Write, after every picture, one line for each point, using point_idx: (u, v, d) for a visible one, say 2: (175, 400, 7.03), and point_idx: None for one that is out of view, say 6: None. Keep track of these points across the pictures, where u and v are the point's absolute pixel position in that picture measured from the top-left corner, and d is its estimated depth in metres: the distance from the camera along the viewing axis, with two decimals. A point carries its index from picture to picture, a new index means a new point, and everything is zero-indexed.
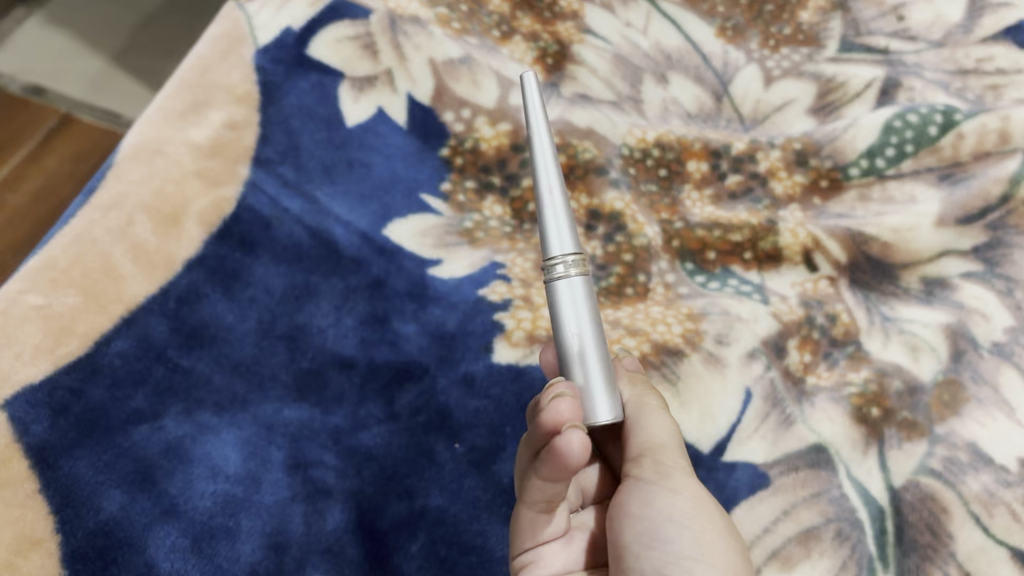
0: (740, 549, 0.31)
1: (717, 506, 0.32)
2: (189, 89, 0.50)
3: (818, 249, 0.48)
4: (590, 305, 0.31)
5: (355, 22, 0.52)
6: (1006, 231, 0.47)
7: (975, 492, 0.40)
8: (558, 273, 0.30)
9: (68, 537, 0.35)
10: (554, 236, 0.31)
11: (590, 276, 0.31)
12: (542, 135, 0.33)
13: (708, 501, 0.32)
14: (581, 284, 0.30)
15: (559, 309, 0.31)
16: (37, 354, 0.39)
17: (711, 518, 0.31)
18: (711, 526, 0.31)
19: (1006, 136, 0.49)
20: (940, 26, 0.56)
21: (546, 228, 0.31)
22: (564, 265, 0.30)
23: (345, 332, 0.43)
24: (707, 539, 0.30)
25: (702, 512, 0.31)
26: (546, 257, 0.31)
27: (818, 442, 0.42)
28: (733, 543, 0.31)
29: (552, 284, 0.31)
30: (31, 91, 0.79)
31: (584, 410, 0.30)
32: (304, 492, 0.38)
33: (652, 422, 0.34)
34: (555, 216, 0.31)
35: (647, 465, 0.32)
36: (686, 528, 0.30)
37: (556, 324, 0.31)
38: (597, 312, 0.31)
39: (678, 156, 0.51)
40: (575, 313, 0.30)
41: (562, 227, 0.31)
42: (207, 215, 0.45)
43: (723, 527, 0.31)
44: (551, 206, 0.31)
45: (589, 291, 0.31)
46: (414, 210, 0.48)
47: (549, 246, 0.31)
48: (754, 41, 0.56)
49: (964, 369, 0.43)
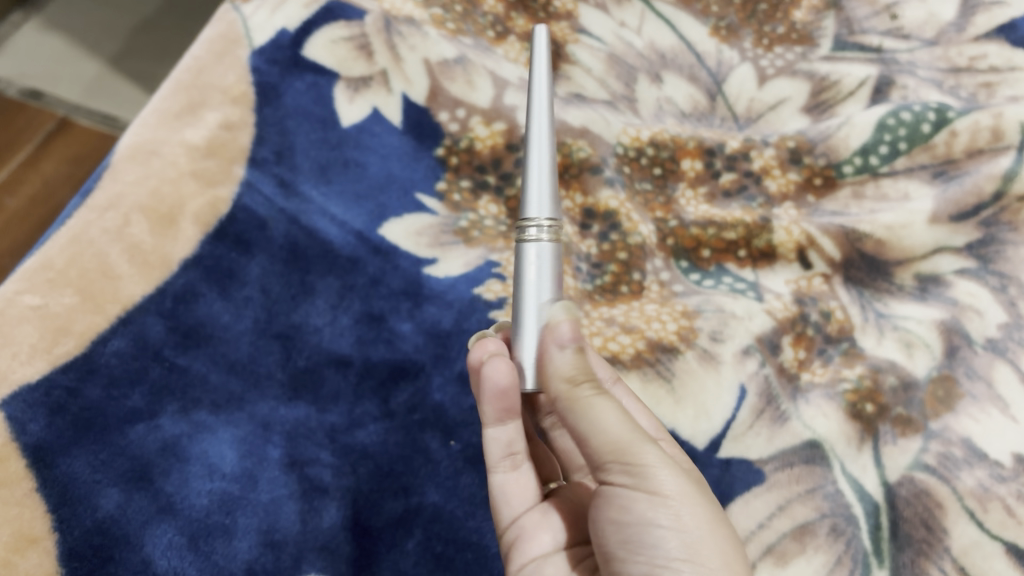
0: (733, 529, 0.30)
1: (701, 489, 0.30)
2: (185, 91, 0.50)
3: (812, 246, 0.48)
4: (553, 274, 0.33)
5: (350, 23, 0.53)
6: (1000, 228, 0.47)
7: (969, 487, 0.40)
8: (530, 238, 0.33)
9: (65, 535, 0.35)
10: (535, 200, 0.34)
11: (559, 246, 0.34)
12: (542, 113, 0.37)
13: (692, 490, 0.30)
14: (550, 250, 0.33)
15: (527, 268, 0.33)
16: (33, 353, 0.39)
17: (696, 512, 0.30)
18: (696, 520, 0.29)
19: (999, 133, 0.49)
20: (933, 24, 0.56)
21: (528, 191, 0.35)
22: (538, 229, 0.34)
23: (341, 331, 0.43)
24: (692, 535, 0.29)
25: (683, 507, 0.29)
26: (523, 219, 0.34)
27: (813, 439, 0.42)
28: (721, 529, 0.30)
29: (523, 245, 0.34)
30: (29, 95, 0.79)
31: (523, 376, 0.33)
32: (300, 490, 0.39)
33: (601, 416, 0.30)
34: (537, 184, 0.34)
35: (617, 469, 0.30)
36: (670, 531, 0.29)
37: (521, 283, 0.33)
38: (559, 282, 0.34)
39: (672, 155, 0.51)
40: (538, 277, 0.33)
41: (544, 194, 0.34)
42: (203, 215, 0.45)
43: (710, 514, 0.30)
44: (537, 173, 0.35)
45: (557, 258, 0.34)
46: (410, 210, 0.48)
47: (527, 208, 0.34)
48: (748, 40, 0.57)
49: (957, 365, 0.44)
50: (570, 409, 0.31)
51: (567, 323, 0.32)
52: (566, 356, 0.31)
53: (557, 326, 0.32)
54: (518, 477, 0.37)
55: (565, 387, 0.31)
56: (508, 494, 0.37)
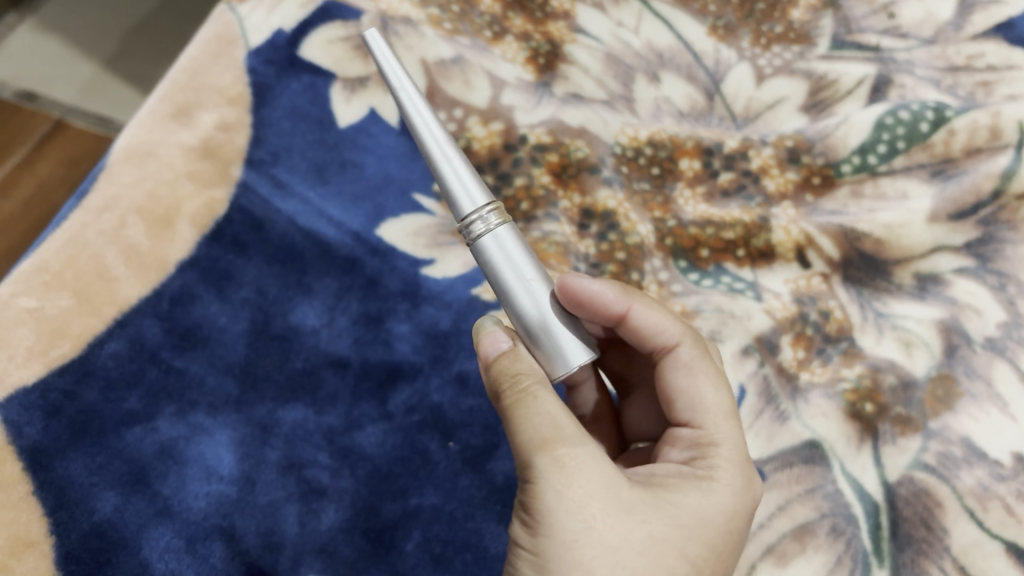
0: (608, 556, 0.27)
1: (578, 510, 0.27)
2: (181, 91, 0.50)
3: (811, 246, 0.48)
4: (519, 248, 0.30)
5: (346, 23, 0.52)
6: (998, 226, 0.47)
7: (969, 486, 0.40)
8: (484, 231, 0.30)
9: (62, 538, 0.35)
10: (462, 194, 0.31)
11: (510, 220, 0.31)
12: (408, 91, 0.33)
13: (558, 513, 0.27)
14: (507, 234, 0.30)
15: (493, 267, 0.30)
16: (30, 356, 0.39)
17: (562, 537, 0.27)
18: (559, 541, 0.27)
19: (998, 132, 0.49)
20: (931, 23, 0.56)
21: (451, 189, 0.31)
22: (482, 220, 0.30)
23: (339, 332, 0.43)
24: (549, 560, 0.27)
25: (543, 529, 0.27)
26: (462, 220, 0.31)
27: (812, 439, 0.42)
28: (586, 555, 0.27)
29: (475, 249, 0.31)
30: (25, 97, 0.79)
31: (555, 363, 0.30)
32: (298, 492, 0.38)
33: (512, 418, 0.29)
34: (457, 175, 0.31)
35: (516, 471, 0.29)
36: (529, 550, 0.28)
37: (498, 285, 0.31)
38: (529, 253, 0.31)
39: (670, 154, 0.51)
40: (500, 271, 0.30)
41: (466, 179, 0.31)
42: (200, 217, 0.45)
43: (574, 541, 0.27)
44: (449, 162, 0.31)
45: (517, 238, 0.31)
46: (408, 210, 0.48)
47: (460, 207, 0.31)
48: (746, 39, 0.56)
49: (957, 364, 0.44)
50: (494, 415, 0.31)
51: (502, 331, 0.32)
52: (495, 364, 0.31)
53: (490, 336, 0.32)
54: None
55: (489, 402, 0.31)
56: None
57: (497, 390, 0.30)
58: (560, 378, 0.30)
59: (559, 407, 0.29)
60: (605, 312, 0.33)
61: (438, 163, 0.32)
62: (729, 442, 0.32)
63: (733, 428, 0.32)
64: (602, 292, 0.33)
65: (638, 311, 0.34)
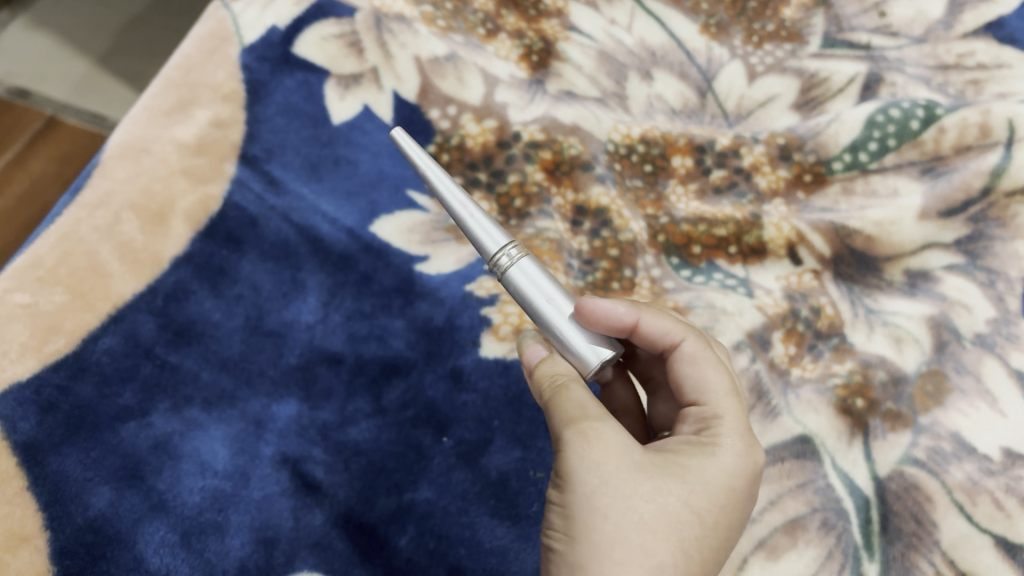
0: (622, 505, 0.28)
1: (595, 467, 0.28)
2: (176, 88, 0.50)
3: (802, 243, 0.48)
4: (543, 273, 0.33)
5: (340, 20, 0.53)
6: (988, 224, 0.47)
7: (958, 481, 0.40)
8: (509, 261, 0.33)
9: (57, 533, 0.35)
10: (484, 236, 0.34)
11: (531, 252, 0.33)
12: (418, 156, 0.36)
13: (578, 470, 0.28)
14: (529, 262, 0.33)
15: (522, 292, 0.32)
16: (24, 351, 0.39)
17: (581, 490, 0.28)
18: (578, 493, 0.28)
19: (987, 129, 0.49)
20: (921, 21, 0.56)
21: (476, 236, 0.34)
22: (506, 253, 0.33)
23: (333, 328, 0.43)
24: (570, 510, 0.28)
25: (567, 484, 0.29)
26: (489, 258, 0.33)
27: (803, 434, 0.42)
28: (601, 503, 0.28)
29: (502, 281, 0.33)
30: (17, 94, 0.79)
31: (579, 364, 0.32)
32: (293, 487, 0.39)
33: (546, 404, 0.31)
34: (478, 222, 0.34)
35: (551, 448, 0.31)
36: (553, 506, 0.29)
37: (528, 307, 0.33)
38: (553, 277, 0.33)
39: (663, 152, 0.51)
40: (529, 293, 0.32)
41: (488, 226, 0.34)
42: (194, 213, 0.45)
43: (592, 493, 0.28)
44: (471, 214, 0.34)
45: (539, 266, 0.33)
46: (402, 207, 0.48)
47: (486, 246, 0.33)
48: (738, 38, 0.57)
49: (947, 360, 0.44)
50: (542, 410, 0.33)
51: (536, 343, 0.34)
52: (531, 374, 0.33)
53: (531, 346, 0.34)
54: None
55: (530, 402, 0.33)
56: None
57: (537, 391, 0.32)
58: (592, 373, 0.32)
59: (588, 395, 0.30)
60: (618, 328, 0.32)
61: (462, 217, 0.34)
62: (733, 414, 0.31)
63: (736, 404, 0.32)
64: (613, 312, 0.32)
65: (647, 319, 0.33)
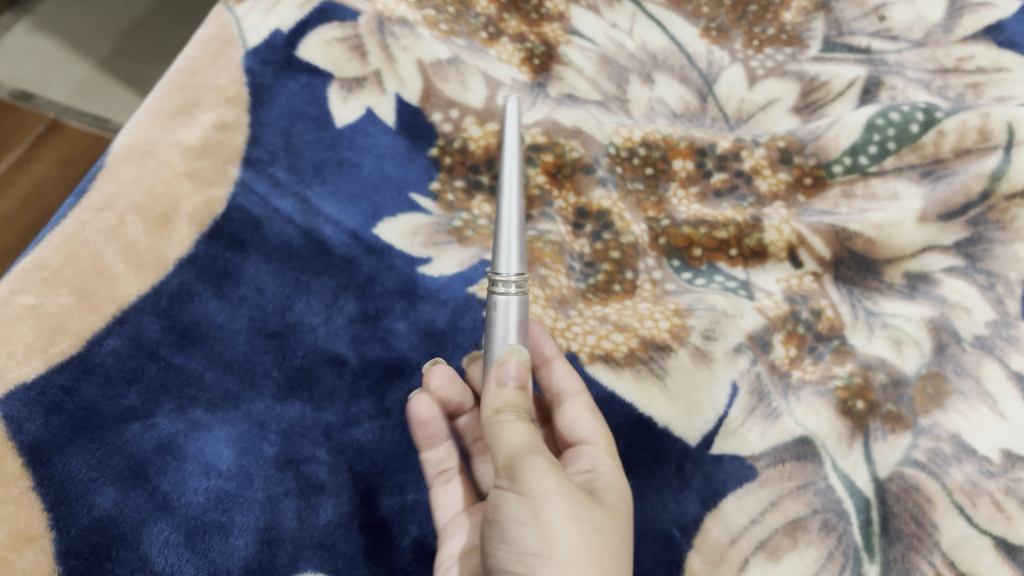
0: (595, 530, 0.30)
1: (571, 495, 0.31)
2: (180, 91, 0.50)
3: (803, 245, 0.49)
4: (519, 322, 0.36)
5: (343, 24, 0.53)
6: (987, 227, 0.48)
7: (958, 482, 0.40)
8: (503, 290, 0.36)
9: (63, 533, 0.35)
10: (504, 255, 0.37)
11: (526, 299, 0.37)
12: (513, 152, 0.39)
13: (557, 496, 0.30)
14: (515, 304, 0.36)
15: (494, 321, 0.37)
16: (29, 352, 0.39)
17: (563, 514, 0.30)
18: (549, 519, 0.30)
19: (987, 133, 0.49)
20: (921, 25, 0.57)
21: (500, 246, 0.37)
22: (506, 281, 0.36)
23: (336, 330, 0.44)
24: (542, 533, 0.29)
25: (547, 507, 0.30)
26: (495, 271, 0.37)
27: (804, 435, 0.42)
28: (571, 528, 0.30)
29: (491, 298, 0.37)
30: (20, 97, 0.79)
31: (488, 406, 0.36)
32: (297, 488, 0.39)
33: (507, 429, 0.32)
34: (508, 238, 0.37)
35: (502, 472, 0.31)
36: (528, 528, 0.30)
37: (490, 334, 0.37)
38: (525, 331, 0.37)
39: (664, 155, 0.52)
40: (510, 326, 0.36)
41: (514, 248, 0.37)
42: (199, 215, 0.46)
43: (573, 518, 0.30)
44: (509, 227, 0.37)
45: (523, 313, 0.37)
46: (404, 210, 0.49)
47: (499, 262, 0.37)
48: (738, 42, 0.57)
49: (946, 362, 0.44)
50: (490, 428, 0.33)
51: (515, 361, 0.35)
52: (501, 390, 0.34)
53: (502, 365, 0.35)
54: (449, 488, 0.40)
55: (489, 413, 0.34)
56: (438, 503, 0.40)
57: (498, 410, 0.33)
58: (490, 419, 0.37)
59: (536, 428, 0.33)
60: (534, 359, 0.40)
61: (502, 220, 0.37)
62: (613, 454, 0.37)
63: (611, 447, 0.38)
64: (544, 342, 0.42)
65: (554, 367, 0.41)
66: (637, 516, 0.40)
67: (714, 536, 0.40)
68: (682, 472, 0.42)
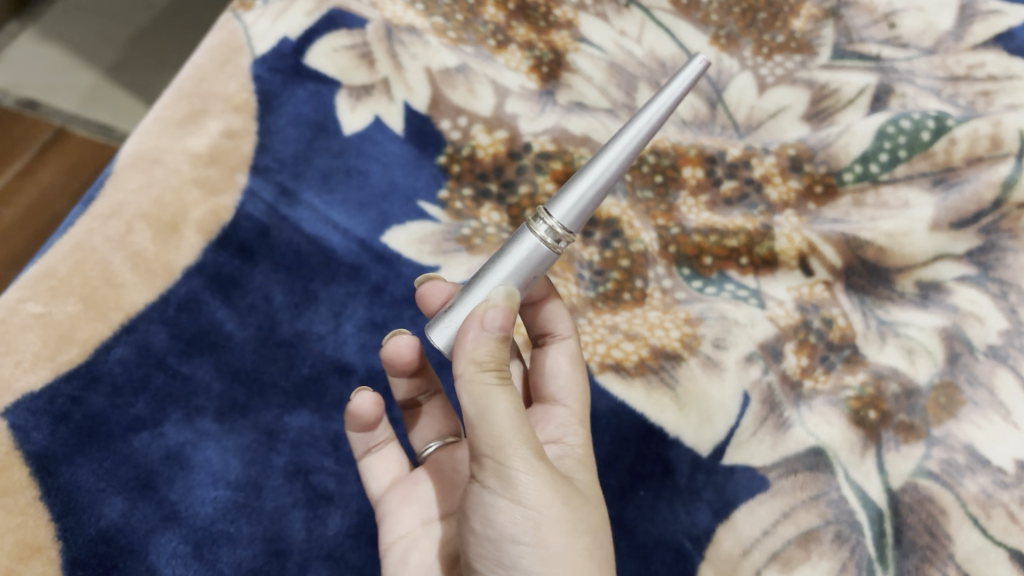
0: (591, 536, 0.31)
1: (564, 501, 0.30)
2: (187, 98, 0.50)
3: (814, 254, 0.48)
4: (515, 268, 0.32)
5: (352, 31, 0.53)
6: (1000, 235, 0.47)
7: (972, 493, 0.40)
8: (537, 233, 0.32)
9: (69, 543, 0.35)
10: (567, 201, 0.32)
11: (544, 256, 0.32)
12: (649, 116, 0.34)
13: (553, 507, 0.30)
14: (529, 244, 0.32)
15: (506, 247, 0.33)
16: (37, 361, 0.39)
17: (561, 528, 0.30)
18: (550, 538, 0.29)
19: (999, 141, 0.49)
20: (931, 33, 0.56)
21: (568, 189, 0.33)
22: (549, 231, 0.32)
23: (345, 338, 0.44)
24: (542, 553, 0.29)
25: (545, 523, 0.29)
26: (546, 209, 0.33)
27: (816, 445, 0.42)
28: (572, 543, 0.30)
29: (523, 232, 0.33)
30: (26, 104, 0.79)
31: (437, 318, 0.33)
32: (304, 498, 0.39)
33: (491, 411, 0.29)
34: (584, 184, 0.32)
35: (490, 473, 0.29)
36: (528, 548, 0.29)
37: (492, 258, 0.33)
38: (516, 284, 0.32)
39: (674, 162, 0.51)
40: (521, 274, 0.32)
41: (579, 199, 0.32)
42: (206, 224, 0.46)
43: (569, 530, 0.30)
44: (591, 177, 0.33)
45: (525, 263, 0.32)
46: (413, 217, 0.49)
47: (555, 205, 0.32)
48: (747, 49, 0.57)
49: (959, 372, 0.44)
50: (465, 390, 0.29)
51: (502, 310, 0.31)
52: (481, 339, 0.30)
53: (492, 312, 0.30)
54: (381, 457, 0.40)
55: (470, 368, 0.29)
56: (369, 472, 0.39)
57: (480, 362, 0.30)
58: (428, 332, 0.34)
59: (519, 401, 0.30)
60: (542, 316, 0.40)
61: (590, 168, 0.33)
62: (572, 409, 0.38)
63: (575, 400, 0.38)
64: None
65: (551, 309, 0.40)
66: (648, 527, 0.40)
67: (725, 548, 0.39)
68: (694, 482, 0.41)
